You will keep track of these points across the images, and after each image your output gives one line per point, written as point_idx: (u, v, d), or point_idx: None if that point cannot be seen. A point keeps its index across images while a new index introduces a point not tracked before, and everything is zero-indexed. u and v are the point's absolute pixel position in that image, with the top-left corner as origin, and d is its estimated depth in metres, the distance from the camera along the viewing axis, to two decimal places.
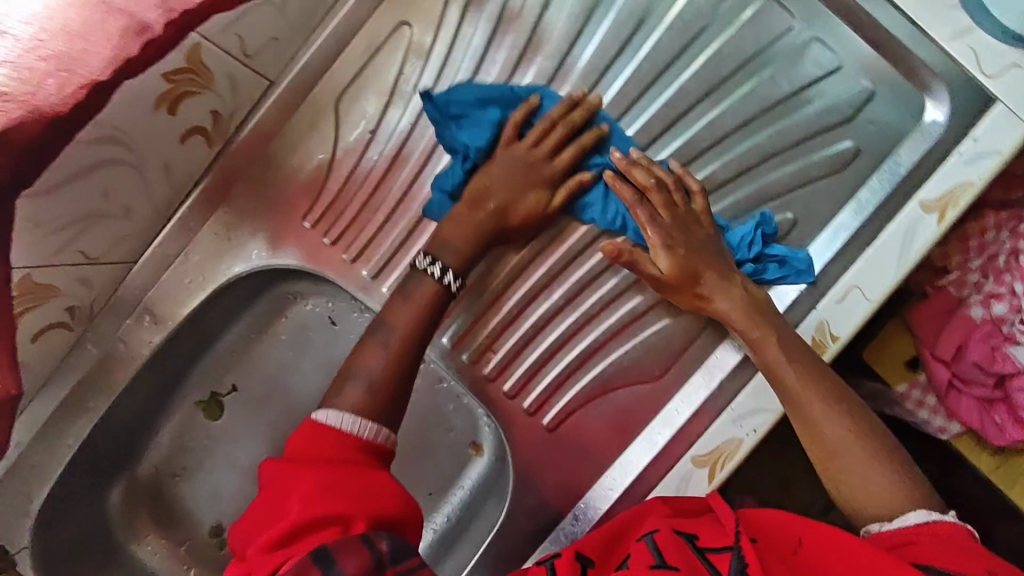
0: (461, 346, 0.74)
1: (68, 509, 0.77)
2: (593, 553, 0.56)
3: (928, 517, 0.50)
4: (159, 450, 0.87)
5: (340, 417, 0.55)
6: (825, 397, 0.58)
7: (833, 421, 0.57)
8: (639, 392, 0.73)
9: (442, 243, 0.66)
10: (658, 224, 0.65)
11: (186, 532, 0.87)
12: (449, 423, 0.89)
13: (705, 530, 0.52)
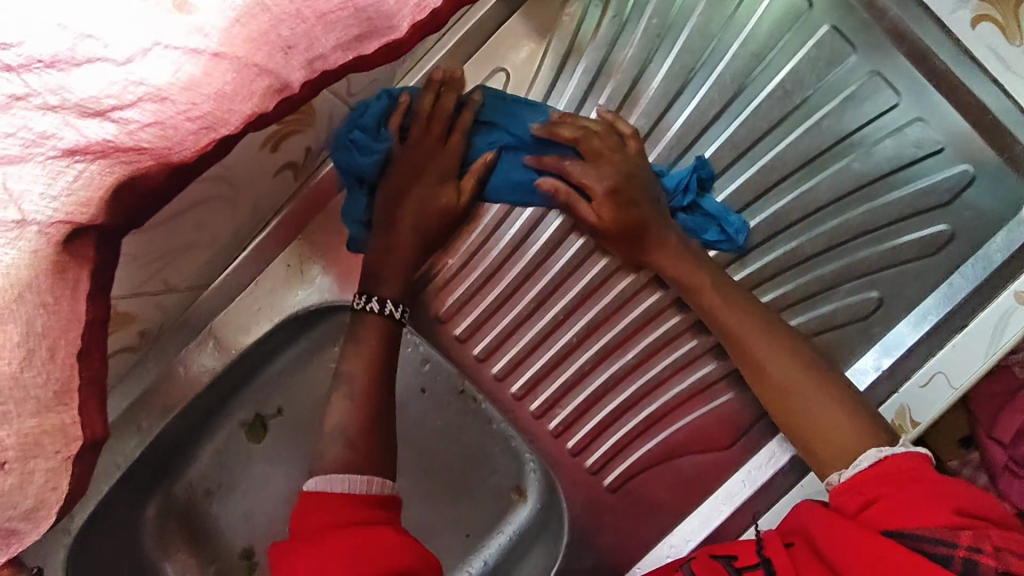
0: (529, 397, 0.73)
1: (105, 523, 0.75)
2: None
3: (880, 455, 0.54)
4: (198, 467, 0.86)
5: (327, 482, 0.55)
6: (764, 344, 0.62)
7: (773, 362, 0.61)
8: (704, 460, 0.72)
9: (375, 278, 0.65)
10: (589, 174, 0.64)
11: (215, 552, 0.87)
12: (493, 465, 0.86)
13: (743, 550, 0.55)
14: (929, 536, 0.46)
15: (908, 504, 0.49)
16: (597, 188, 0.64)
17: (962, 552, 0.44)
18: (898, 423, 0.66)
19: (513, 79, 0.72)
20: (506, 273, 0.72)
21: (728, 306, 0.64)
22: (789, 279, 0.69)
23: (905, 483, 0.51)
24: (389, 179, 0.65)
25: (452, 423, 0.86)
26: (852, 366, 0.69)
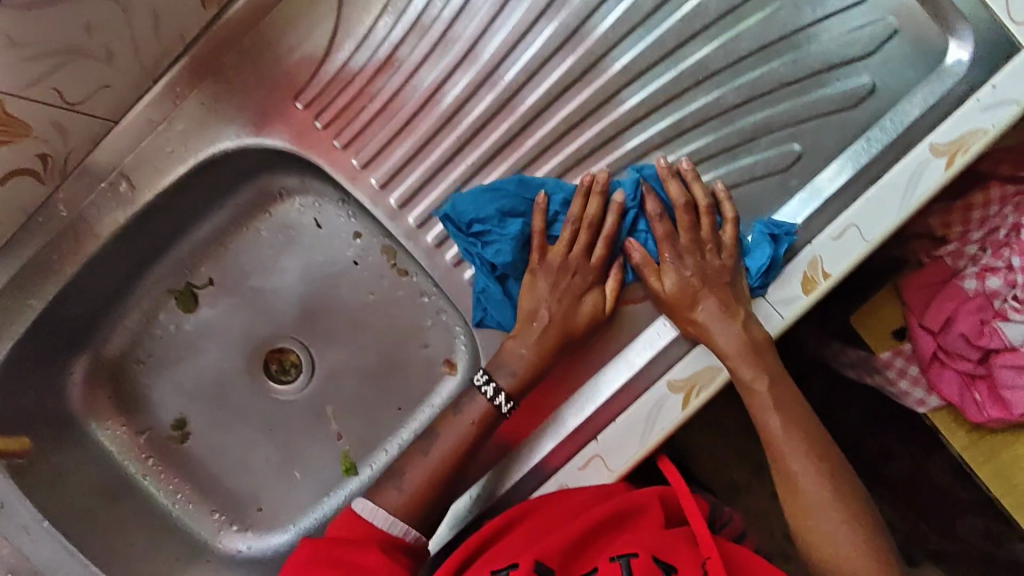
0: (444, 247, 0.74)
1: (24, 379, 0.76)
2: (552, 561, 0.58)
3: None
4: (123, 335, 0.85)
5: (375, 513, 0.64)
6: (809, 445, 0.62)
7: (816, 482, 0.60)
8: (622, 313, 0.71)
9: (501, 362, 0.69)
10: (675, 244, 0.66)
11: (147, 422, 0.87)
12: (425, 338, 0.87)
13: (681, 560, 0.57)
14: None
15: None
16: (670, 257, 0.66)
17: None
18: (809, 276, 0.64)
19: None
20: (418, 124, 0.72)
21: (785, 410, 0.63)
22: (711, 130, 0.69)
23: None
24: (533, 278, 0.68)
25: (384, 294, 0.86)
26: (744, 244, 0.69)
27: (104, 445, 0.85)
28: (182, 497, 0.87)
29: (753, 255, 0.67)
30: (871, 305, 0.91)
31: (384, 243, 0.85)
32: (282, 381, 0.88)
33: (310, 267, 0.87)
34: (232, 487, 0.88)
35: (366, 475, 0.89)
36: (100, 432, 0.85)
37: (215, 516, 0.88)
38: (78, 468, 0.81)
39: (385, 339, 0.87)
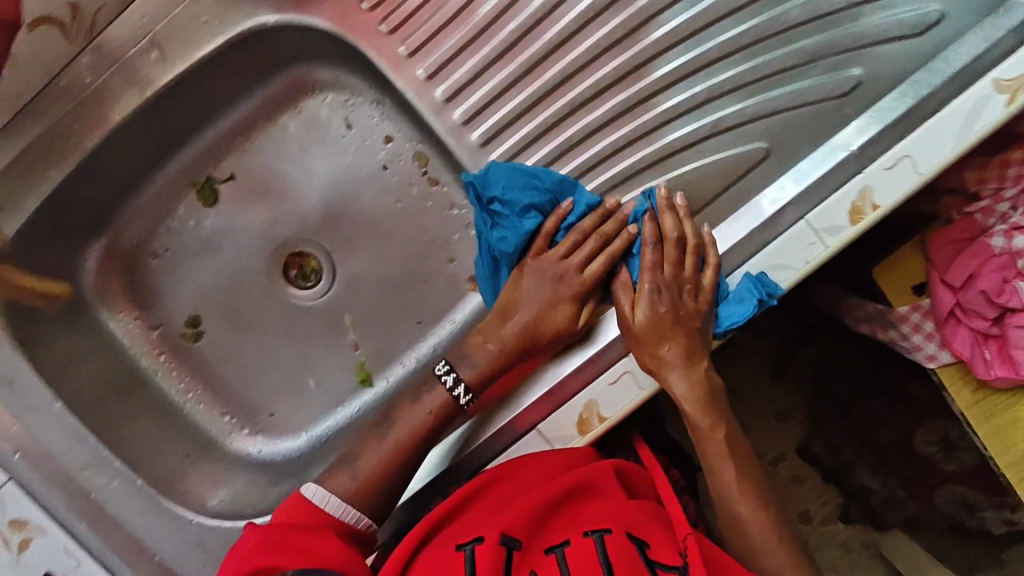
0: (489, 147, 0.71)
1: (41, 256, 0.75)
2: (520, 534, 0.55)
3: None
4: (141, 224, 0.83)
5: (326, 498, 0.62)
6: (754, 487, 0.61)
7: (761, 527, 0.59)
8: None
9: (465, 354, 0.69)
10: (659, 277, 0.63)
11: (161, 317, 0.86)
12: (452, 253, 0.85)
13: (657, 541, 0.55)
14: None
15: None
16: (648, 287, 0.63)
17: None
18: (858, 205, 0.63)
19: None
20: (471, 15, 0.70)
21: (737, 455, 0.62)
22: (775, 46, 0.67)
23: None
24: (519, 277, 0.68)
25: (411, 204, 0.84)
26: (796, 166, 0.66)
27: (117, 336, 0.84)
28: (194, 395, 0.86)
29: (729, 304, 0.65)
30: (891, 259, 0.82)
31: (414, 150, 0.83)
32: (302, 286, 0.87)
33: (337, 169, 0.84)
34: (243, 390, 0.87)
35: (381, 388, 0.88)
36: (113, 321, 0.84)
37: (225, 418, 0.87)
38: (92, 353, 0.80)
39: (408, 251, 0.85)
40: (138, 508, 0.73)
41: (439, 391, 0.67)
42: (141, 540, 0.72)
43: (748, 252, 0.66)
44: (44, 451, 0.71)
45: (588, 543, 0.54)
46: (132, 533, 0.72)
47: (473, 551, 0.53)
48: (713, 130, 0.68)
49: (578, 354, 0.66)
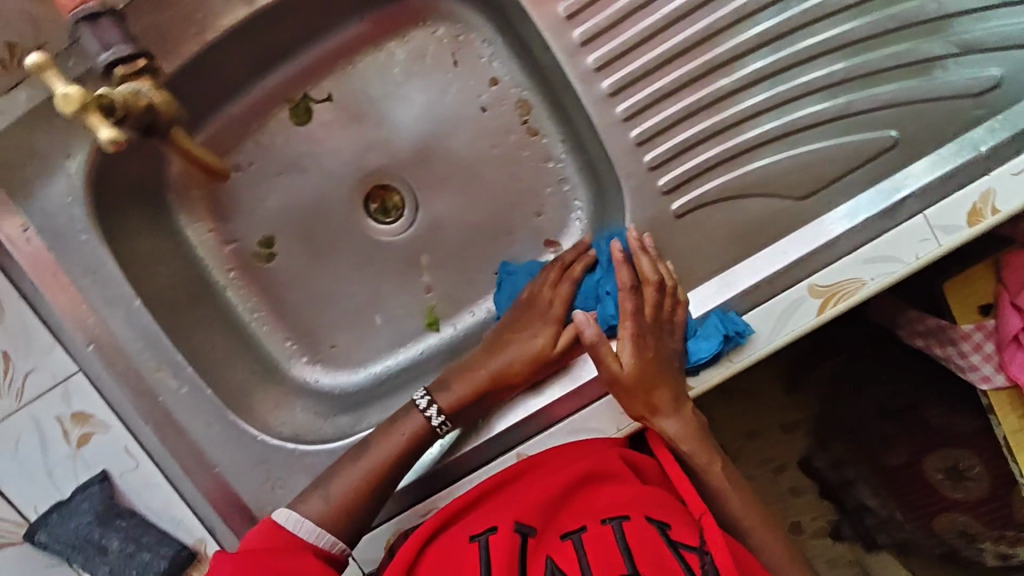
0: (618, 99, 0.67)
1: (136, 150, 0.72)
2: (535, 521, 0.61)
3: None
4: (231, 133, 0.81)
5: (300, 523, 0.64)
6: (746, 497, 0.67)
7: (761, 535, 0.65)
8: (774, 206, 0.67)
9: (443, 383, 0.71)
10: (640, 323, 0.64)
11: (236, 232, 0.84)
12: (540, 207, 0.84)
13: (674, 522, 0.61)
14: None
15: None
16: (630, 335, 0.64)
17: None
18: (979, 206, 0.63)
19: None
20: None
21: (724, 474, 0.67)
22: (917, 34, 0.65)
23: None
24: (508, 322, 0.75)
25: (506, 152, 0.83)
26: (924, 158, 0.65)
27: (191, 244, 0.82)
28: (259, 316, 0.85)
29: (695, 340, 0.66)
30: (962, 277, 0.84)
31: (519, 96, 0.81)
32: (383, 221, 0.85)
33: (436, 104, 0.82)
34: (307, 318, 0.86)
35: (447, 333, 0.87)
36: (188, 227, 0.82)
37: (286, 343, 0.85)
38: (167, 256, 0.78)
39: (494, 198, 0.84)
40: (205, 419, 0.71)
41: (417, 419, 0.70)
42: (201, 452, 0.71)
43: (865, 237, 0.65)
44: (115, 347, 0.69)
45: (607, 530, 0.59)
46: (193, 442, 0.71)
47: (489, 541, 0.58)
48: (845, 113, 0.66)
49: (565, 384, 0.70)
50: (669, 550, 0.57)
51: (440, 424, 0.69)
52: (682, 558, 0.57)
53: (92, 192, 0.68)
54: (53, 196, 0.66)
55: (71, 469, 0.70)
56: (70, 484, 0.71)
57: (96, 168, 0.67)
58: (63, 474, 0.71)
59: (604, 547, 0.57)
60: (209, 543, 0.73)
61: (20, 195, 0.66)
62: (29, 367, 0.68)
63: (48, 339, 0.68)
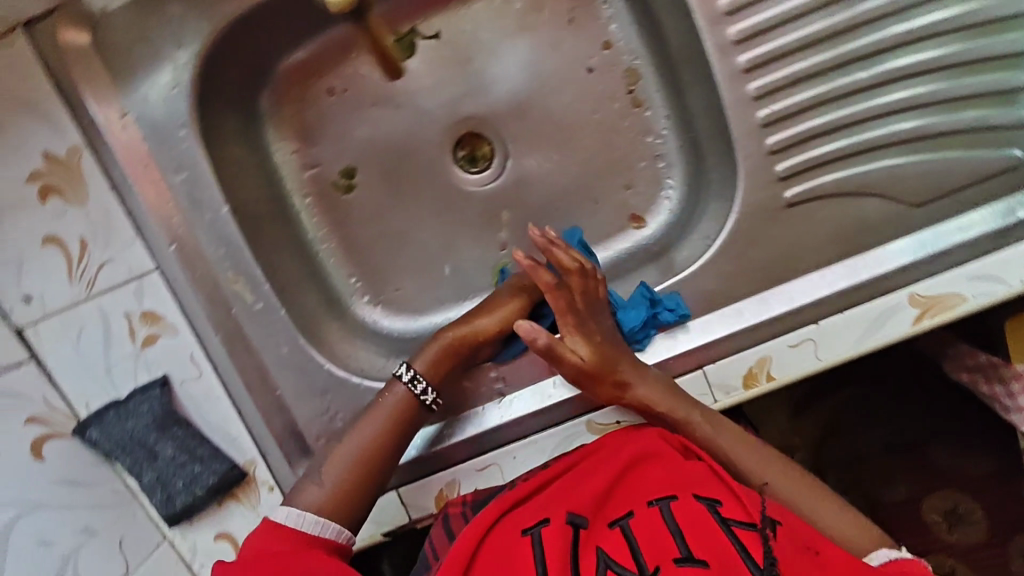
0: (754, 75, 0.64)
1: (241, 48, 0.72)
2: (583, 511, 0.58)
3: (892, 556, 0.57)
4: (331, 54, 0.79)
5: (302, 517, 0.62)
6: (751, 444, 0.65)
7: (783, 477, 0.63)
8: (888, 211, 0.65)
9: (424, 354, 0.70)
10: (574, 314, 0.68)
11: (320, 157, 0.81)
12: (631, 180, 0.81)
13: (725, 499, 0.57)
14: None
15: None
16: (571, 329, 0.68)
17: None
18: None
19: None
20: None
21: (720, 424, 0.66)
22: None
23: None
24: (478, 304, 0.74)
25: (609, 120, 0.80)
26: None
27: (273, 162, 0.80)
28: (328, 247, 0.83)
29: (625, 310, 0.71)
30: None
31: (630, 64, 0.79)
32: (470, 171, 0.83)
33: (546, 59, 0.79)
34: (375, 256, 0.84)
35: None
36: (274, 143, 0.80)
37: (351, 280, 0.83)
38: (250, 170, 0.76)
39: (584, 164, 0.81)
40: (276, 341, 0.70)
41: (400, 390, 0.68)
42: (266, 372, 0.70)
43: (974, 255, 0.64)
44: (197, 253, 0.67)
45: (651, 513, 0.56)
46: (260, 360, 0.70)
47: (540, 533, 0.56)
48: (977, 127, 0.63)
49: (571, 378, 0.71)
50: (718, 531, 0.53)
51: (416, 382, 0.68)
52: (735, 534, 0.53)
53: (200, 90, 0.65)
54: (159, 86, 0.63)
55: (131, 369, 0.68)
56: (128, 384, 0.69)
57: (203, 63, 0.64)
58: (122, 373, 0.68)
59: (650, 532, 0.54)
60: (259, 465, 0.72)
61: (124, 78, 0.63)
62: (106, 258, 0.66)
63: (129, 233, 0.65)
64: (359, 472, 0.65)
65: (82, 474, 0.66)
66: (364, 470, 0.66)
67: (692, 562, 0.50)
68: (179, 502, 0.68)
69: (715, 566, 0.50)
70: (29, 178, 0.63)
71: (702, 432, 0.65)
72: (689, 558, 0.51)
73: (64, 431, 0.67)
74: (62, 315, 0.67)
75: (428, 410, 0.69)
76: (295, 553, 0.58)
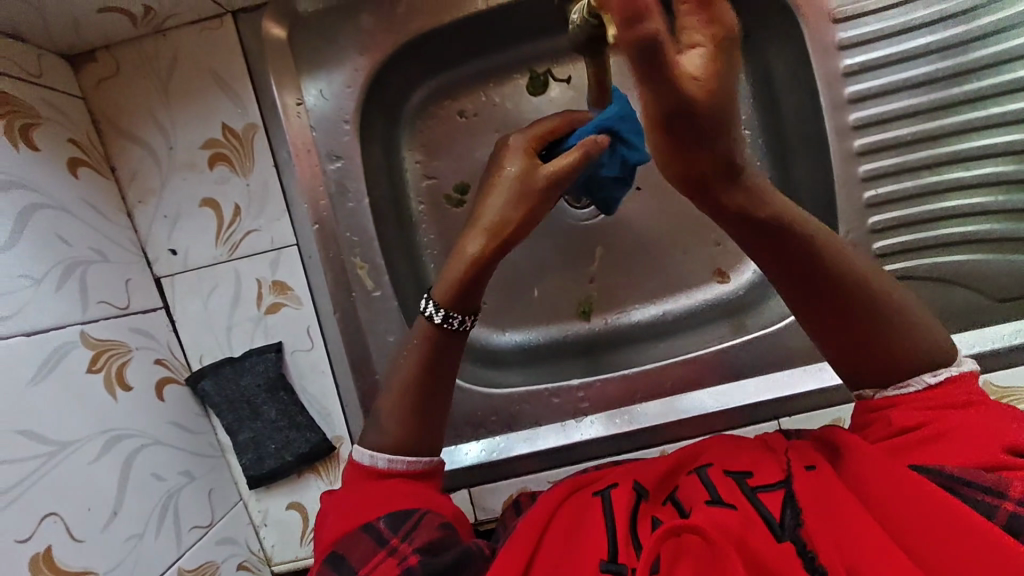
0: (865, 159, 0.71)
1: (395, 70, 0.75)
2: (647, 486, 0.49)
3: (938, 377, 0.46)
4: (469, 84, 0.80)
5: (374, 454, 0.57)
6: (855, 259, 0.47)
7: (877, 286, 0.47)
8: (973, 300, 0.71)
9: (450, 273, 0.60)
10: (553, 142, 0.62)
11: (442, 170, 0.82)
12: (722, 237, 0.82)
13: (759, 464, 0.47)
14: (970, 478, 0.40)
15: (957, 440, 0.42)
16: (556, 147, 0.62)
17: (1009, 505, 0.37)
18: None
19: None
20: (919, 37, 0.69)
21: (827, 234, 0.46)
22: None
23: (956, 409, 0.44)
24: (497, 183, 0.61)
25: None
26: None
27: (398, 166, 0.81)
28: (430, 255, 0.83)
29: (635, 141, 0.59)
30: None
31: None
32: (574, 205, 0.83)
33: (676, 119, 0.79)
34: None
35: (595, 325, 0.85)
36: (403, 152, 0.81)
37: None
38: (379, 176, 0.77)
39: (690, 215, 0.82)
40: (386, 328, 0.74)
41: (422, 323, 0.60)
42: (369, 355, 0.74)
43: None
44: (334, 235, 0.73)
45: (689, 480, 0.48)
46: (367, 346, 0.74)
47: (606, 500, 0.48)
48: None
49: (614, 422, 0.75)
50: (743, 495, 0.44)
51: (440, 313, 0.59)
52: (762, 498, 0.44)
53: (367, 96, 0.73)
54: (335, 85, 0.71)
55: (250, 332, 0.73)
56: (243, 345, 0.73)
57: (375, 74, 0.72)
58: (240, 334, 0.73)
59: (688, 497, 0.46)
60: (346, 444, 0.74)
61: (306, 74, 0.71)
62: (255, 226, 0.72)
63: (280, 208, 0.72)
64: (408, 404, 0.58)
65: (189, 421, 0.71)
66: (409, 406, 0.58)
67: (721, 505, 0.43)
68: (268, 463, 0.73)
69: (746, 514, 0.42)
70: (206, 145, 0.71)
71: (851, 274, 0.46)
72: (719, 502, 0.44)
73: (180, 378, 0.71)
74: (199, 272, 0.73)
75: (458, 333, 0.60)
76: (374, 491, 0.54)
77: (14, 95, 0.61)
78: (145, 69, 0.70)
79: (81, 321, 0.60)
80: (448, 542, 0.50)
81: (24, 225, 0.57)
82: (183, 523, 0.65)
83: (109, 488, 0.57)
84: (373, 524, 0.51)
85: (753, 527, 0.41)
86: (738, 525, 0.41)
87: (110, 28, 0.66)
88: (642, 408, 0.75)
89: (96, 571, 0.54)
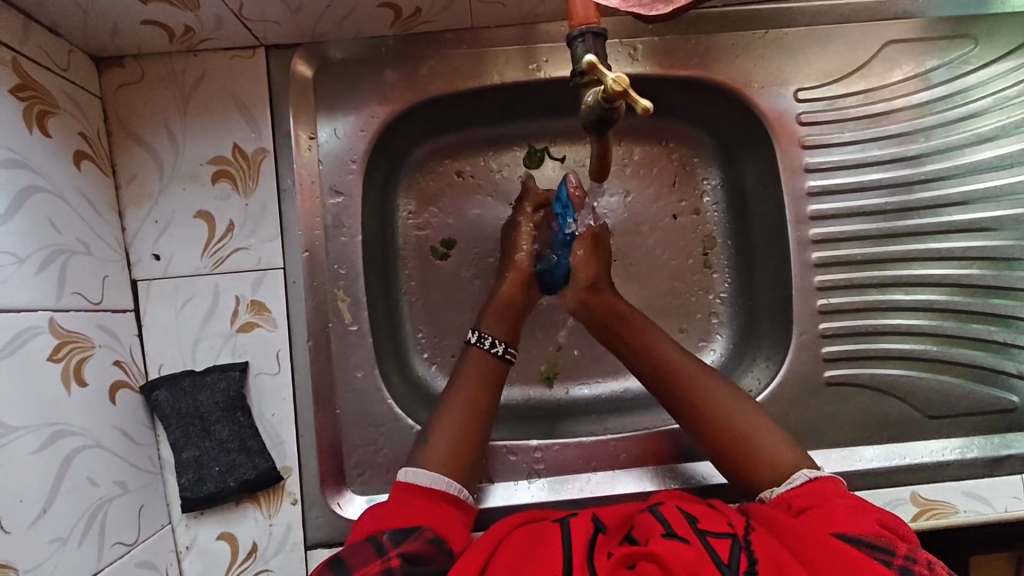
0: (821, 270, 0.79)
1: (407, 125, 0.80)
2: (605, 524, 0.56)
3: (809, 475, 0.61)
4: (473, 148, 0.86)
5: (419, 475, 0.63)
6: (699, 378, 0.70)
7: (727, 401, 0.68)
8: (903, 414, 0.77)
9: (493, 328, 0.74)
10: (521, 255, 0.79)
11: (433, 221, 0.86)
12: (686, 324, 0.87)
13: (701, 518, 0.55)
14: (874, 542, 0.51)
15: (842, 514, 0.55)
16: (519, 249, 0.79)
17: (901, 561, 0.50)
18: None
19: (1009, 61, 0.78)
20: (872, 173, 0.79)
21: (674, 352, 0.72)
22: None
23: (833, 495, 0.58)
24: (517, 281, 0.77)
25: None
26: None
27: (392, 212, 0.85)
28: (408, 299, 0.85)
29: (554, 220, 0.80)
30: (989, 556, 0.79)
31: (710, 232, 0.88)
32: None
33: (654, 212, 0.87)
34: (443, 327, 0.85)
35: (556, 393, 0.87)
36: (398, 200, 0.85)
37: (418, 335, 0.85)
38: (375, 217, 0.81)
39: (661, 300, 0.87)
40: (357, 364, 0.75)
41: (476, 353, 0.73)
42: (335, 389, 0.74)
43: (969, 473, 0.75)
44: (322, 267, 0.75)
45: (644, 517, 0.55)
46: (335, 379, 0.74)
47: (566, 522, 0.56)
48: (983, 364, 0.77)
49: (566, 489, 0.76)
50: (694, 535, 0.51)
51: (483, 339, 0.73)
52: (709, 541, 0.51)
53: (377, 143, 0.77)
54: (350, 128, 0.75)
55: (216, 348, 0.72)
56: (207, 360, 0.72)
57: (387, 125, 0.77)
58: (206, 349, 0.72)
59: (643, 530, 0.53)
60: (293, 477, 0.73)
61: (323, 113, 0.75)
62: (246, 245, 0.73)
63: (275, 230, 0.73)
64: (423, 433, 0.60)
65: (134, 431, 0.68)
66: (461, 442, 0.67)
67: (676, 539, 0.50)
68: (208, 486, 0.70)
69: (699, 550, 0.49)
70: (213, 161, 0.73)
71: (696, 384, 0.70)
72: (674, 536, 0.50)
73: (133, 385, 0.69)
74: (179, 280, 0.72)
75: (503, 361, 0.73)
76: (403, 506, 0.60)
77: (41, 83, 0.63)
78: (169, 82, 0.73)
79: (52, 308, 0.59)
80: (431, 558, 0.57)
81: (21, 204, 0.58)
82: (107, 538, 0.61)
83: (46, 482, 0.55)
84: (377, 538, 0.57)
85: (706, 563, 0.47)
86: (693, 558, 0.47)
87: (146, 39, 0.69)
88: (593, 477, 0.77)
89: (16, 568, 0.51)
